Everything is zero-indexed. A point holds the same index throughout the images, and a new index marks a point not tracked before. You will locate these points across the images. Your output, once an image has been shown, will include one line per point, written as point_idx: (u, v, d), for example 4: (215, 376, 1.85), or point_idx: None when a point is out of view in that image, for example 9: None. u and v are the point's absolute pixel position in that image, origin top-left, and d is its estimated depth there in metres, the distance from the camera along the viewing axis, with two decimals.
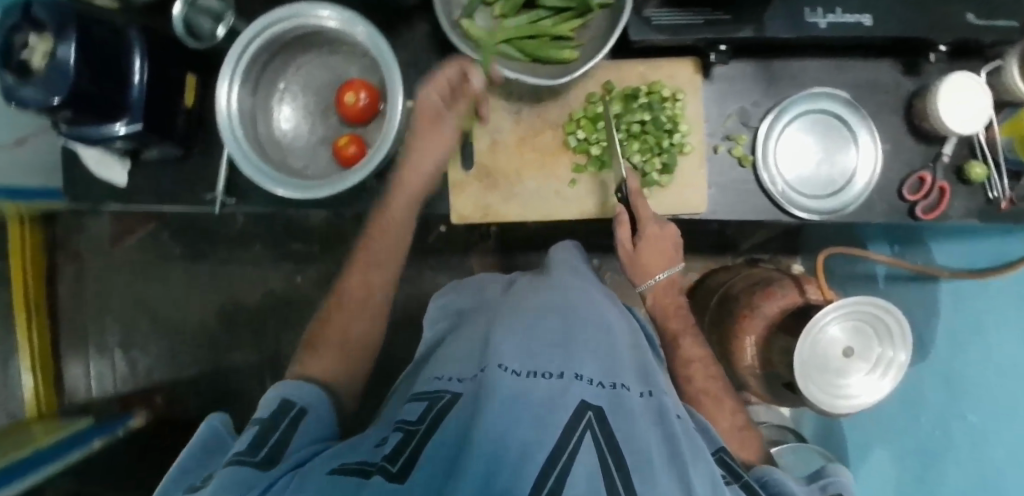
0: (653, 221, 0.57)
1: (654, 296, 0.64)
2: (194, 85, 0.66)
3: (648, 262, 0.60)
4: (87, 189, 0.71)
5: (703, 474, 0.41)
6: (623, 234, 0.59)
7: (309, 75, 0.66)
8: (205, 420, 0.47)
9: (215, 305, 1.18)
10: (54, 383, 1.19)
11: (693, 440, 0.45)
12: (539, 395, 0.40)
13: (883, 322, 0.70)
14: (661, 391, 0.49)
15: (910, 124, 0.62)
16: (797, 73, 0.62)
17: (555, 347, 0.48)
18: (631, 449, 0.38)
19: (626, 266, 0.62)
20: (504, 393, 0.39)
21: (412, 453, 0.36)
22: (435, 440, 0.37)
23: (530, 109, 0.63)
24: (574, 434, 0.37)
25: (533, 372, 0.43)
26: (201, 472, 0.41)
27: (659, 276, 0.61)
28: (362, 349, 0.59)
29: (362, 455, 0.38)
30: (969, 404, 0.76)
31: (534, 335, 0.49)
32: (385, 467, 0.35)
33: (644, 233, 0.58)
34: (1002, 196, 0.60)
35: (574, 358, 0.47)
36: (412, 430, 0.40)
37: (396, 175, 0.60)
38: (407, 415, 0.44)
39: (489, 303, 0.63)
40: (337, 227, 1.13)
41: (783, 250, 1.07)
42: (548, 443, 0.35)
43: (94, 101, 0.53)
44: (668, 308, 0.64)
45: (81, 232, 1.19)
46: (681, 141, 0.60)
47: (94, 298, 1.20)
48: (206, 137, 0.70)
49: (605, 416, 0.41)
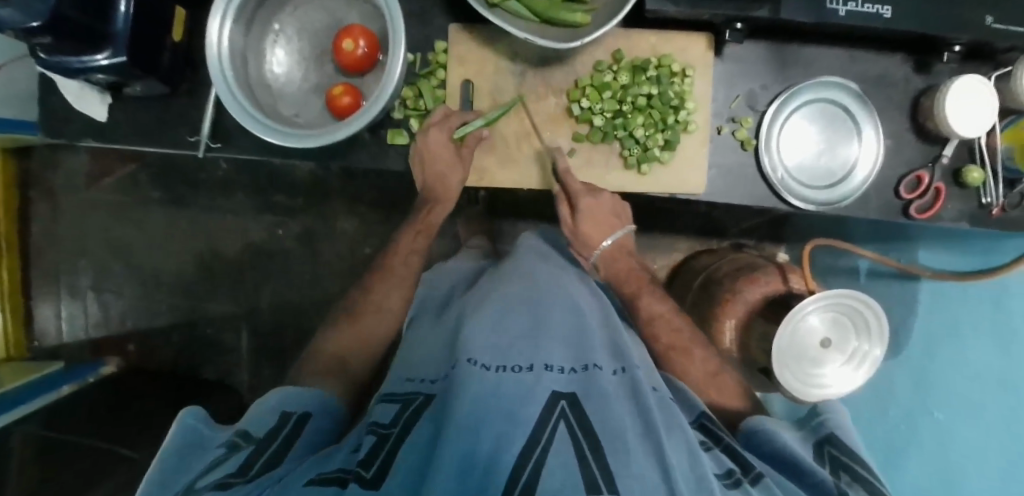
0: (587, 194, 0.60)
1: (604, 266, 0.68)
2: (183, 18, 0.62)
3: (589, 233, 0.64)
4: (60, 122, 0.67)
5: (679, 445, 0.41)
6: (565, 211, 0.63)
7: (307, 17, 0.63)
8: (179, 416, 0.45)
9: (194, 253, 1.15)
10: (22, 323, 1.16)
11: (669, 412, 0.45)
12: (508, 389, 0.42)
13: (859, 314, 0.71)
14: (634, 367, 0.49)
15: (914, 123, 0.62)
16: (808, 59, 0.61)
17: (523, 340, 0.49)
18: (605, 429, 0.39)
19: (574, 239, 0.66)
20: (474, 390, 0.41)
21: (386, 457, 0.39)
22: (409, 443, 0.39)
23: (535, 72, 0.61)
24: (548, 426, 0.38)
25: (502, 366, 0.45)
26: (188, 471, 0.40)
27: (605, 243, 0.65)
28: (358, 335, 0.63)
29: (340, 462, 0.40)
30: (937, 402, 0.80)
31: (503, 329, 0.51)
32: (361, 474, 0.36)
33: (581, 208, 0.61)
34: (994, 201, 0.61)
35: (543, 348, 0.48)
36: (384, 433, 0.42)
37: (418, 146, 0.59)
38: (378, 417, 0.45)
39: (457, 301, 0.65)
40: (323, 181, 1.11)
41: (769, 238, 1.08)
42: (521, 437, 0.37)
43: (77, 30, 0.50)
44: (620, 273, 0.67)
45: (54, 168, 1.14)
46: (686, 119, 0.59)
47: (67, 238, 1.16)
48: (194, 77, 0.67)
49: (578, 402, 0.41)
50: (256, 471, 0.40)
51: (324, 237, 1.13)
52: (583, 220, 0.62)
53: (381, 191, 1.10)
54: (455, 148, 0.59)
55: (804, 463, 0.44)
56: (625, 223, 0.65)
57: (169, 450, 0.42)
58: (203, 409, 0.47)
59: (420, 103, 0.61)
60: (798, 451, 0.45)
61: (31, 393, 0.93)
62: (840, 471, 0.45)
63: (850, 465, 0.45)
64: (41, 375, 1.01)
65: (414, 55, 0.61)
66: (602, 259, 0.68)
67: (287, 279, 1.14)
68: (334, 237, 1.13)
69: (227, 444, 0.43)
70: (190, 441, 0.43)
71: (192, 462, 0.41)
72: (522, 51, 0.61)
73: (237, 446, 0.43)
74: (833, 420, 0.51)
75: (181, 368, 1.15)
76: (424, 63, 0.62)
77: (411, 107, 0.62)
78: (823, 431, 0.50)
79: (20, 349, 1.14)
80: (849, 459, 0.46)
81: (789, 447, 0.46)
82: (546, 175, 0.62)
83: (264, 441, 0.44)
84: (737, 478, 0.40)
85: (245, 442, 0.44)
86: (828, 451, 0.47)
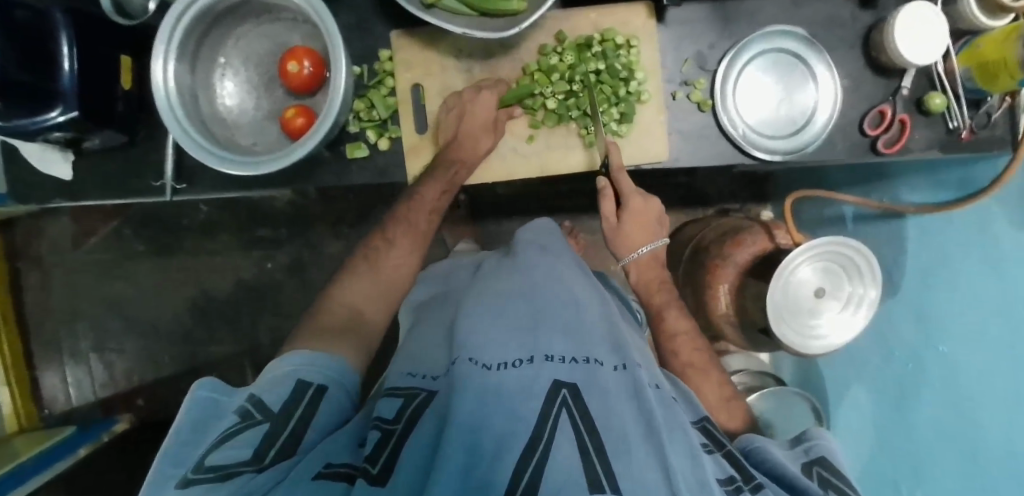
0: (637, 194, 0.62)
1: (636, 270, 0.67)
2: (130, 65, 0.62)
3: (632, 234, 0.65)
4: (29, 186, 0.67)
5: (680, 445, 0.40)
6: (607, 207, 0.63)
7: (250, 46, 0.63)
8: (192, 389, 0.45)
9: (188, 299, 1.16)
10: (31, 394, 1.17)
11: (670, 408, 0.45)
12: (510, 386, 0.41)
13: (848, 258, 0.70)
14: (634, 362, 0.47)
15: (868, 60, 0.61)
16: (751, 10, 0.61)
17: (521, 329, 0.48)
18: (607, 428, 0.38)
19: (609, 239, 0.66)
20: (476, 387, 0.40)
21: (392, 452, 0.38)
22: (414, 437, 0.39)
23: (482, 65, 0.62)
24: (550, 421, 0.38)
25: (504, 362, 0.44)
26: (197, 449, 0.40)
27: (642, 249, 0.65)
28: None
29: (347, 455, 0.40)
30: (940, 336, 0.68)
31: (503, 319, 0.49)
32: (367, 469, 0.36)
33: (627, 206, 0.63)
34: (962, 125, 0.60)
35: (542, 337, 0.46)
36: (389, 429, 0.42)
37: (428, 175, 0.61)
38: (383, 412, 0.44)
39: (461, 289, 0.65)
40: (301, 208, 1.11)
41: (753, 198, 1.08)
42: (523, 433, 0.37)
43: (25, 90, 0.50)
44: (651, 283, 0.67)
45: (40, 236, 1.15)
46: (638, 89, 0.59)
47: (62, 303, 1.17)
48: (150, 120, 0.67)
49: (580, 393, 0.41)
50: (270, 459, 0.39)
51: (313, 262, 1.13)
52: (627, 218, 0.63)
53: (361, 210, 1.11)
54: (495, 120, 0.60)
55: (799, 479, 0.43)
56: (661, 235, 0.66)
57: (183, 427, 0.42)
58: (216, 379, 0.47)
59: (374, 114, 0.61)
60: (793, 470, 0.44)
61: (50, 456, 0.94)
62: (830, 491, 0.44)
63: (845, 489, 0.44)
64: (56, 441, 1.02)
65: (360, 67, 0.62)
66: (634, 264, 0.67)
67: (283, 310, 1.15)
68: (322, 261, 1.13)
69: (239, 415, 0.43)
70: (202, 415, 0.44)
71: (205, 437, 0.41)
72: (466, 47, 0.62)
73: (251, 422, 0.42)
74: (824, 443, 0.49)
75: None
76: (372, 74, 0.63)
77: (365, 119, 0.61)
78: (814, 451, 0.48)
79: (32, 420, 1.14)
80: (842, 484, 0.44)
81: (783, 466, 0.45)
82: (592, 156, 0.62)
83: (278, 420, 0.43)
84: (738, 485, 0.40)
85: (258, 418, 0.43)
86: (817, 471, 0.46)
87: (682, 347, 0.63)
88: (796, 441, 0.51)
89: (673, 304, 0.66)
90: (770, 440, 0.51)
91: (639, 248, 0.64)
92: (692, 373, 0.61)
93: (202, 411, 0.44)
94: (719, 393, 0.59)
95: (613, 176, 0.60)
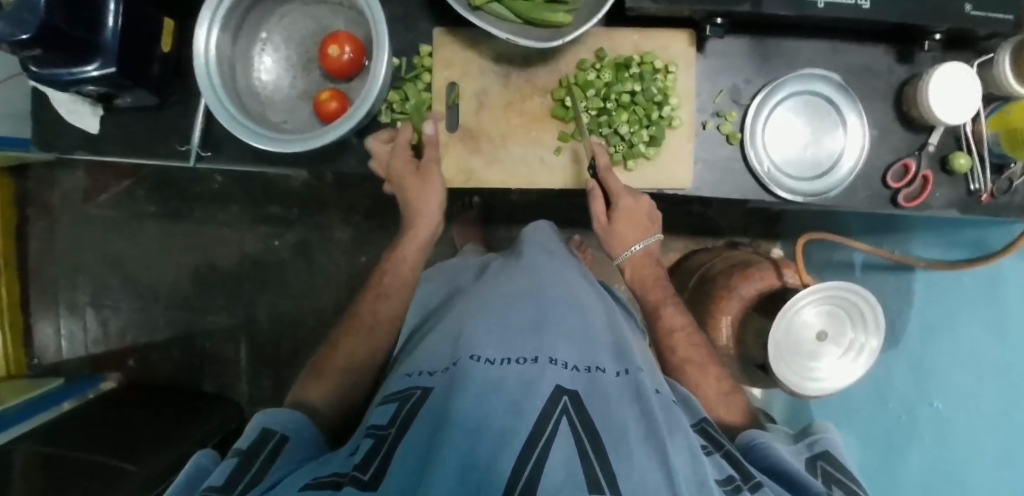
0: (627, 194, 0.60)
1: (630, 268, 0.67)
2: (172, 29, 0.63)
3: (624, 234, 0.63)
4: (54, 136, 0.68)
5: (681, 446, 0.40)
6: (598, 208, 0.62)
7: (293, 25, 0.64)
8: (192, 458, 0.46)
9: (192, 267, 1.16)
10: (22, 342, 1.17)
11: (671, 413, 0.44)
12: (511, 385, 0.40)
13: (852, 304, 0.70)
14: (637, 367, 0.47)
15: (898, 113, 0.62)
16: (790, 51, 0.61)
17: (526, 332, 0.48)
18: (608, 430, 0.38)
19: (603, 239, 0.65)
20: (476, 385, 0.39)
21: (383, 459, 0.38)
22: (408, 441, 0.39)
23: (519, 72, 0.62)
24: (551, 423, 0.37)
25: (507, 359, 0.44)
26: None
27: (635, 247, 0.64)
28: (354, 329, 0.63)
29: (335, 466, 0.40)
30: (936, 389, 0.68)
31: (507, 321, 0.49)
32: (357, 476, 0.36)
33: (618, 206, 0.61)
34: (983, 188, 0.61)
35: (547, 340, 0.46)
36: (382, 434, 0.42)
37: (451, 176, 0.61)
38: (377, 419, 0.45)
39: (465, 290, 0.65)
40: (316, 190, 1.11)
41: (763, 235, 1.09)
42: (523, 432, 0.36)
43: (67, 41, 0.51)
44: (646, 279, 0.66)
45: (52, 187, 1.16)
46: (670, 115, 0.60)
47: (65, 255, 1.17)
48: (184, 85, 0.67)
49: (581, 399, 0.40)
50: (242, 488, 0.40)
51: (320, 246, 1.13)
52: (618, 218, 0.61)
53: (376, 199, 1.11)
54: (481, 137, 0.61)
55: (801, 476, 0.44)
56: (654, 231, 0.64)
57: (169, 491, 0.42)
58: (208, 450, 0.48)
59: (407, 107, 0.62)
60: (796, 467, 0.45)
61: (32, 409, 0.94)
62: (833, 486, 0.45)
63: (846, 483, 0.45)
64: (42, 392, 1.02)
65: (399, 59, 0.63)
66: (629, 261, 0.66)
67: (284, 289, 1.14)
68: (329, 245, 1.13)
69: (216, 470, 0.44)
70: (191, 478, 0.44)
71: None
72: (506, 52, 0.62)
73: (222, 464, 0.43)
74: (828, 437, 0.50)
75: (179, 382, 1.15)
76: (410, 67, 0.63)
77: (398, 111, 0.62)
78: (817, 447, 0.49)
79: (20, 367, 1.14)
80: (845, 477, 0.45)
81: (786, 462, 0.45)
82: (581, 173, 0.63)
83: (246, 455, 0.44)
84: (737, 484, 0.40)
85: (229, 457, 0.44)
86: (821, 466, 0.47)
87: (678, 343, 0.63)
88: (801, 436, 0.52)
89: (671, 300, 0.66)
90: (771, 435, 0.51)
91: (630, 247, 0.63)
92: (691, 370, 0.62)
93: (197, 475, 0.44)
94: (716, 387, 0.60)
95: (601, 178, 0.59)
